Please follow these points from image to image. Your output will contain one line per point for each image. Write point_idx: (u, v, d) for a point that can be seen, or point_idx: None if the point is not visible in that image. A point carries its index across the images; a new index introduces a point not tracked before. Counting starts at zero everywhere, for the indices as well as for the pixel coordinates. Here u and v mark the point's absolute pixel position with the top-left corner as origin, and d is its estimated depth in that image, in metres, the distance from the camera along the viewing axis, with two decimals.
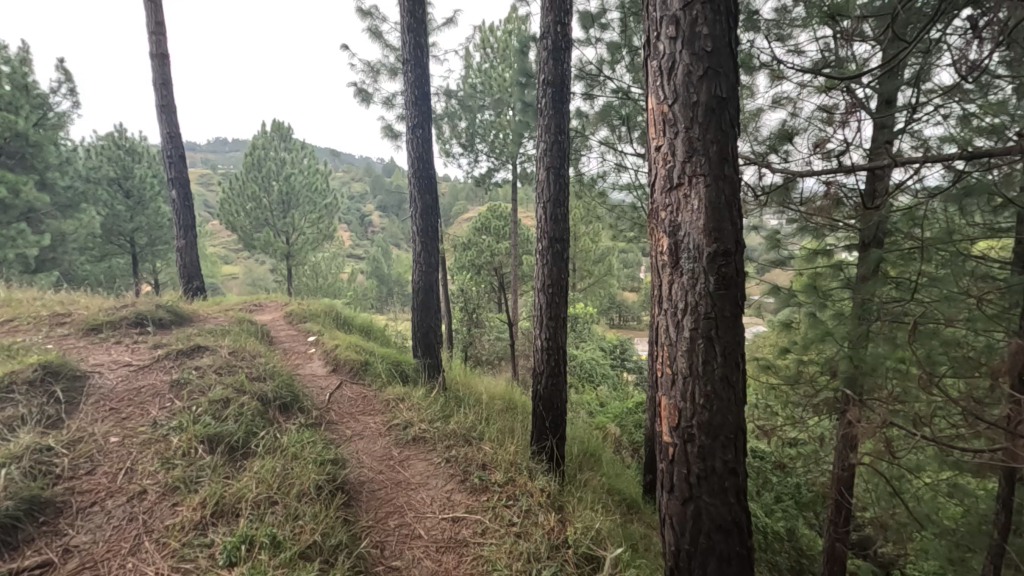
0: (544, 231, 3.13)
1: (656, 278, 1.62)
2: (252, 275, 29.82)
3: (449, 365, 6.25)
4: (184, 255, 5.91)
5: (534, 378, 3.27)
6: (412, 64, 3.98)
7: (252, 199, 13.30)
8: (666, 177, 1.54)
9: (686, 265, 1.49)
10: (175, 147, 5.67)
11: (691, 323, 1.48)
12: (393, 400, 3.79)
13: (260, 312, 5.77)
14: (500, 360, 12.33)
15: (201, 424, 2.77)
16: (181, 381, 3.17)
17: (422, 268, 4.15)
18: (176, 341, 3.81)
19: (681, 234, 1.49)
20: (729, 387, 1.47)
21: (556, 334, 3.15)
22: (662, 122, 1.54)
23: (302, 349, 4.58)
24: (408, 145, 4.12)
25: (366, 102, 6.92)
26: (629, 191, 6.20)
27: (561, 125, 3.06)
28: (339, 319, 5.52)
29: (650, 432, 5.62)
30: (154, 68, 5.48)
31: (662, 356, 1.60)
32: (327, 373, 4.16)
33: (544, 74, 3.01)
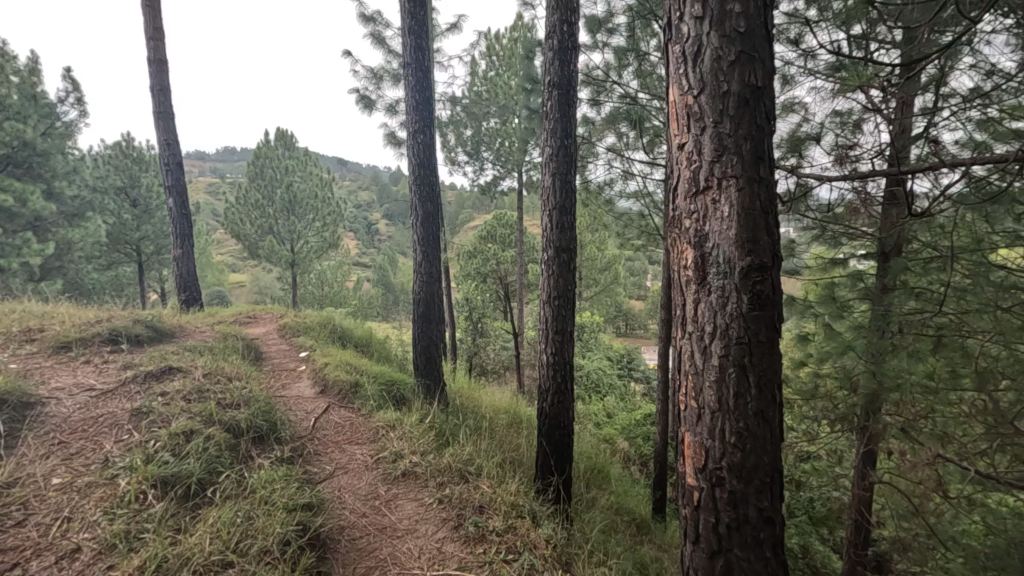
0: (550, 240, 2.99)
1: (679, 295, 1.48)
2: (259, 283, 29.88)
3: (451, 376, 6.12)
4: (182, 265, 5.83)
5: (540, 396, 3.12)
6: (413, 67, 3.88)
7: (257, 207, 13.32)
8: (691, 180, 1.40)
9: (714, 281, 1.35)
10: (173, 155, 5.60)
11: (723, 349, 1.34)
12: (382, 427, 3.50)
13: (252, 325, 5.62)
14: (506, 369, 12.26)
15: (157, 462, 2.50)
16: (143, 411, 2.93)
17: (423, 278, 4.04)
18: (149, 362, 3.62)
19: (709, 244, 1.35)
20: (765, 424, 1.32)
21: (563, 349, 3.01)
22: (686, 115, 1.41)
23: (291, 367, 4.41)
24: (409, 151, 4.01)
25: (368, 108, 6.83)
26: (636, 200, 6.11)
27: (568, 129, 2.93)
28: (334, 332, 5.35)
29: (659, 449, 5.44)
30: (151, 73, 5.42)
31: (686, 386, 1.46)
32: (315, 395, 3.95)
33: (549, 75, 2.89)
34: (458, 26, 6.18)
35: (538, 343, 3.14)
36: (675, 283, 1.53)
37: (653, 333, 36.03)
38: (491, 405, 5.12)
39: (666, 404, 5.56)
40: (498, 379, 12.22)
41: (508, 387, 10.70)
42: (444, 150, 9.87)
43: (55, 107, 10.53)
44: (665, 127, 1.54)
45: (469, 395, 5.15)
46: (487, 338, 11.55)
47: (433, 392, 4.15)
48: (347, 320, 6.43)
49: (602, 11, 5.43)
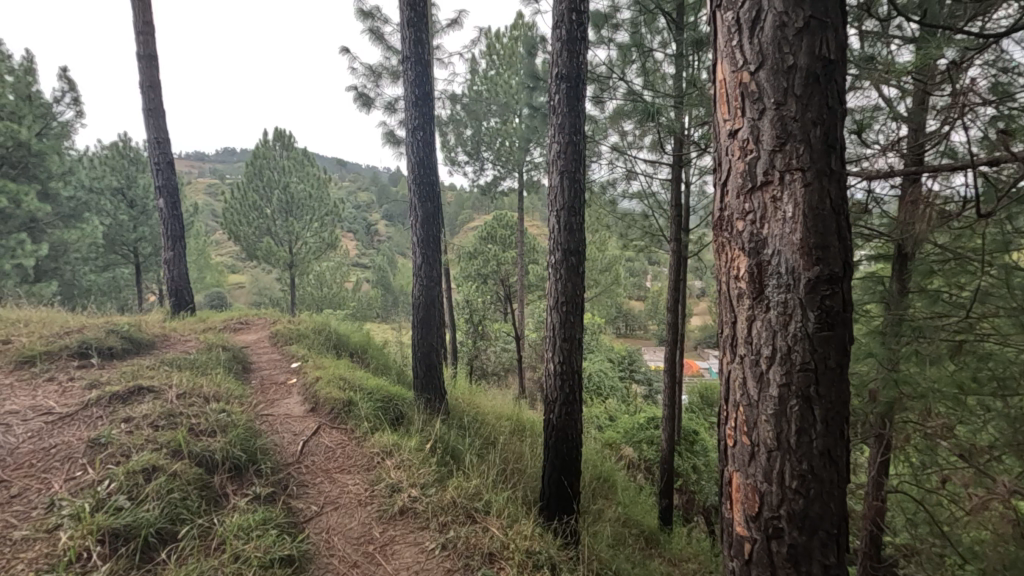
0: (558, 242, 2.84)
1: (728, 310, 1.34)
2: (258, 284, 29.73)
3: (452, 382, 5.95)
4: (173, 268, 5.69)
5: (546, 407, 2.96)
6: (412, 61, 3.73)
7: (255, 208, 13.17)
8: (747, 174, 1.26)
9: (774, 295, 1.21)
10: (163, 153, 5.45)
11: (782, 377, 1.20)
12: (377, 454, 3.15)
13: (242, 333, 5.38)
14: (506, 371, 12.14)
15: (109, 509, 2.11)
16: (101, 442, 2.53)
17: (422, 283, 3.90)
18: (119, 380, 3.30)
19: (768, 252, 1.21)
20: (831, 464, 1.19)
21: (571, 357, 2.87)
22: (742, 95, 1.26)
23: (281, 380, 4.11)
24: (407, 149, 3.87)
25: (367, 106, 6.68)
26: (639, 200, 6.07)
27: (576, 125, 2.78)
28: (328, 340, 5.12)
29: (665, 456, 5.29)
30: (141, 69, 5.27)
31: (736, 416, 1.32)
32: (304, 413, 3.59)
33: (557, 68, 2.75)
34: (460, 22, 6.03)
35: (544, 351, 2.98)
36: (721, 293, 1.40)
37: (653, 334, 35.95)
38: (491, 411, 4.95)
39: (672, 410, 5.43)
40: (499, 381, 12.09)
41: (509, 391, 10.51)
42: (444, 150, 9.71)
43: (50, 107, 10.37)
44: (713, 109, 1.40)
45: (469, 402, 4.96)
46: (488, 341, 11.41)
47: (432, 400, 4.00)
48: (341, 325, 6.23)
49: (605, 7, 5.34)
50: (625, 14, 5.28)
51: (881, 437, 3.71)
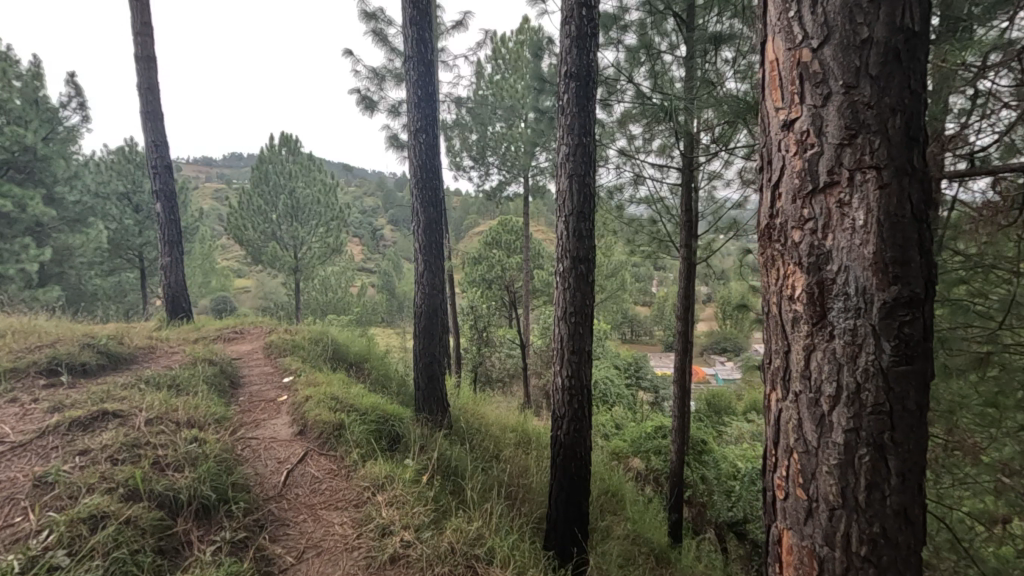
0: (566, 249, 2.72)
1: (783, 338, 1.21)
2: (264, 288, 29.77)
3: (455, 392, 5.78)
4: (170, 273, 5.60)
5: (554, 423, 2.83)
6: (415, 61, 3.63)
7: (259, 212, 13.11)
8: (808, 173, 1.13)
9: (839, 322, 1.07)
10: (160, 157, 5.37)
11: (847, 421, 1.07)
12: (369, 487, 2.77)
13: (235, 343, 5.13)
14: (511, 377, 11.97)
15: (43, 568, 1.77)
16: (48, 481, 2.20)
17: (425, 290, 3.80)
18: (86, 402, 2.96)
19: (833, 270, 1.08)
20: (906, 526, 1.05)
21: (580, 371, 2.74)
22: (802, 77, 1.14)
23: (270, 397, 3.76)
24: (411, 151, 3.76)
25: (370, 110, 6.58)
26: (648, 205, 5.91)
27: (586, 126, 2.66)
28: (326, 351, 4.92)
29: (677, 468, 5.16)
30: (139, 70, 5.20)
31: (789, 466, 1.19)
32: (291, 437, 3.24)
33: (566, 65, 2.63)
34: (465, 24, 5.93)
35: (552, 364, 2.85)
36: (770, 314, 1.27)
37: (659, 339, 35.76)
38: (496, 422, 4.82)
39: (681, 422, 5.29)
40: (504, 388, 11.93)
41: (513, 398, 10.37)
42: (449, 154, 9.65)
43: (56, 112, 10.37)
44: (762, 95, 1.28)
45: (473, 413, 4.82)
46: (493, 347, 11.25)
47: (435, 412, 3.88)
48: (342, 332, 6.09)
49: (613, 8, 5.23)
50: (633, 15, 5.17)
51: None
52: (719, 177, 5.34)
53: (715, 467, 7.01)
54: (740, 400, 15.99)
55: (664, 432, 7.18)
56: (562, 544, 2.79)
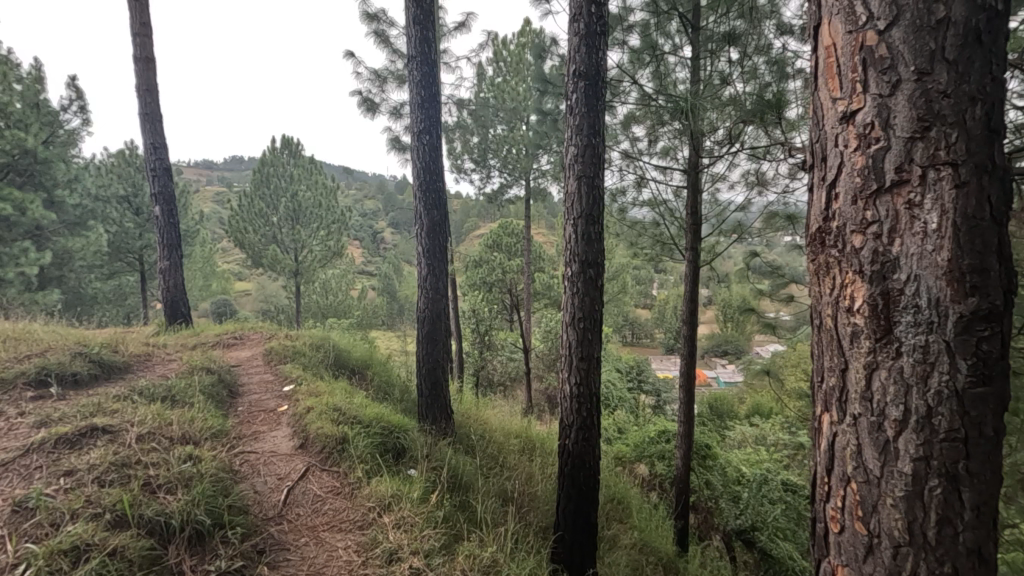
0: (574, 253, 2.66)
1: (841, 352, 1.14)
2: (264, 291, 29.69)
3: (458, 397, 5.70)
4: (168, 278, 5.54)
5: (562, 432, 2.76)
6: (418, 61, 3.57)
7: (260, 216, 13.06)
8: (872, 172, 1.06)
9: (910, 338, 1.00)
10: (159, 159, 5.32)
11: (917, 447, 1.00)
12: (376, 506, 2.61)
13: (234, 350, 5.03)
14: (513, 381, 11.89)
15: None
16: (29, 507, 2.04)
17: (428, 295, 3.73)
18: (74, 417, 2.84)
19: (903, 281, 1.01)
20: (982, 563, 0.99)
21: (590, 379, 2.67)
22: (865, 63, 1.07)
23: (269, 407, 3.66)
24: (413, 153, 3.70)
25: (372, 112, 6.53)
26: (651, 208, 5.83)
27: (595, 127, 2.60)
28: (327, 357, 4.84)
29: (680, 474, 5.24)
30: (138, 71, 5.15)
31: (845, 496, 1.12)
32: (292, 450, 3.10)
33: (575, 64, 2.57)
34: (468, 26, 5.88)
35: (560, 371, 2.79)
36: (822, 326, 1.21)
37: (660, 342, 35.65)
38: (500, 428, 4.75)
39: (687, 429, 5.21)
40: (505, 392, 11.84)
41: (515, 402, 10.29)
42: (451, 157, 9.57)
43: (57, 115, 10.32)
44: (815, 85, 1.22)
45: (477, 420, 4.74)
46: (494, 351, 11.17)
47: (439, 420, 3.81)
48: (342, 337, 6.00)
49: (616, 8, 5.16)
50: (636, 16, 5.12)
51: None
52: (723, 179, 5.27)
53: (721, 472, 6.93)
54: (742, 404, 15.90)
55: (668, 437, 7.10)
56: (572, 557, 2.73)
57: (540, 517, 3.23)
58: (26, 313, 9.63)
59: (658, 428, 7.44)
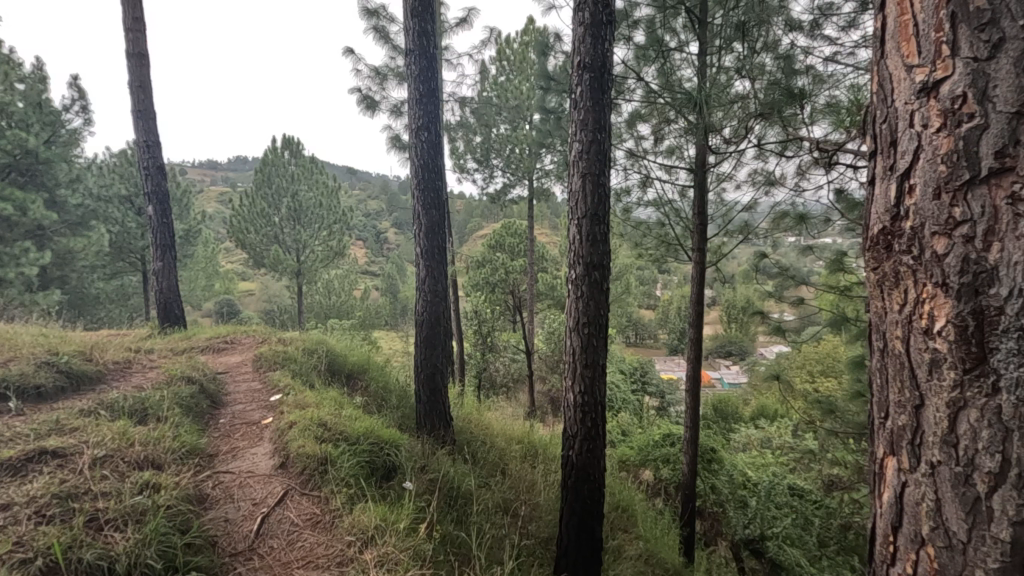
0: (578, 255, 2.55)
1: (919, 376, 0.98)
2: (267, 291, 29.70)
3: (458, 400, 5.59)
4: (162, 279, 5.46)
5: (566, 443, 2.65)
6: (416, 54, 3.46)
7: (262, 216, 12.98)
8: (960, 161, 0.88)
9: (1007, 367, 0.83)
10: (153, 157, 5.23)
11: (1016, 508, 0.81)
12: (358, 539, 2.27)
13: (225, 354, 4.90)
14: (516, 382, 11.79)
15: None
16: None
17: (428, 297, 3.63)
18: (26, 437, 2.56)
19: (1003, 296, 0.83)
20: None
21: (594, 387, 2.56)
22: (953, 22, 0.90)
23: (254, 419, 3.44)
24: (412, 151, 3.60)
25: (371, 110, 6.44)
26: (655, 208, 5.70)
27: (601, 121, 2.49)
28: (323, 361, 4.74)
29: (686, 481, 5.13)
30: (131, 67, 5.07)
31: (921, 551, 0.97)
32: (271, 471, 2.81)
33: (579, 56, 2.46)
34: (469, 22, 5.78)
35: (564, 379, 2.68)
36: (890, 350, 1.07)
37: (664, 343, 35.51)
38: (501, 434, 4.64)
39: (693, 434, 5.08)
40: (508, 393, 11.74)
41: (518, 404, 10.18)
42: (453, 157, 9.47)
43: (58, 114, 10.27)
44: (884, 51, 1.07)
45: (477, 425, 4.63)
46: (497, 353, 11.07)
47: (437, 427, 3.71)
48: (340, 340, 5.89)
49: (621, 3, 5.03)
50: (641, 12, 5.00)
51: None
52: (729, 179, 5.18)
53: (727, 476, 6.81)
54: (747, 406, 15.78)
55: (672, 440, 6.99)
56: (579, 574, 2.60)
57: (541, 528, 3.13)
58: (27, 313, 9.57)
59: (662, 432, 7.31)
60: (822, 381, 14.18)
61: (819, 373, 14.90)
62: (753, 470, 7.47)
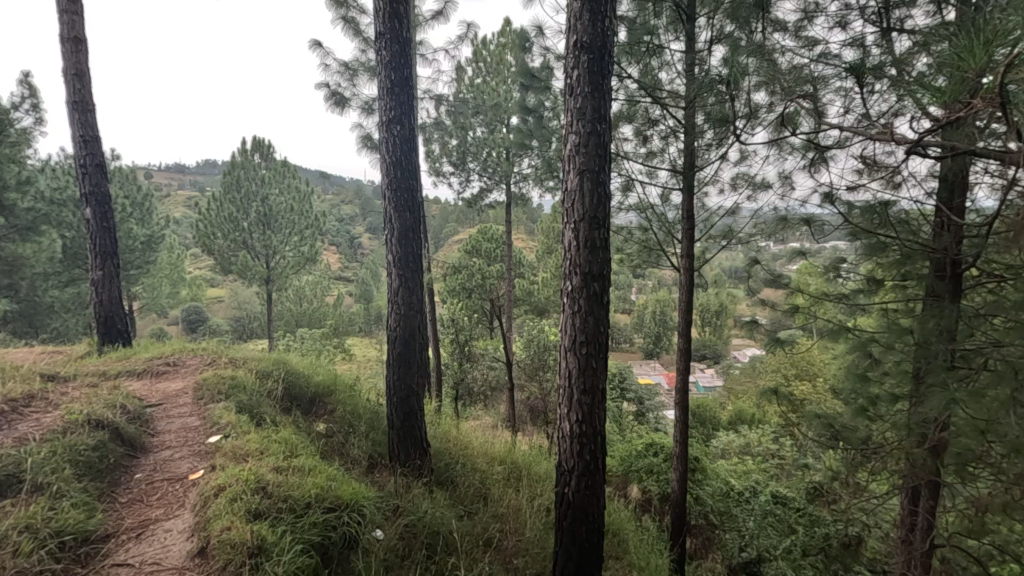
0: (576, 264, 2.28)
1: None
2: (238, 297, 28.77)
3: (434, 416, 5.26)
4: (102, 290, 5.05)
5: (560, 479, 2.39)
6: (388, 38, 3.16)
7: (229, 220, 12.42)
8: None
9: None
10: (90, 154, 4.81)
11: None
12: None
13: (176, 375, 4.47)
14: (493, 390, 11.47)
15: None
16: None
17: (401, 311, 3.32)
18: None
19: None
20: None
21: (593, 417, 2.30)
22: None
23: (178, 475, 2.83)
24: (383, 147, 3.29)
25: (341, 107, 6.09)
26: (637, 213, 5.47)
27: (601, 110, 2.23)
28: (286, 383, 4.37)
29: (677, 497, 4.91)
30: (66, 53, 4.65)
31: None
32: (185, 561, 2.12)
33: (577, 35, 2.20)
34: (443, 14, 5.50)
35: (558, 404, 2.42)
36: None
37: (640, 347, 35.64)
38: (482, 453, 4.33)
39: (683, 448, 4.84)
40: (485, 403, 11.40)
41: (497, 416, 9.84)
42: (429, 160, 9.14)
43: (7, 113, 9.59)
44: None
45: (456, 445, 4.31)
46: (475, 362, 10.74)
47: (412, 457, 3.39)
48: (305, 356, 5.50)
49: None
50: (623, 9, 4.80)
51: (935, 447, 3.42)
52: (712, 183, 5.04)
53: (713, 488, 6.62)
54: (724, 410, 15.81)
55: (655, 450, 6.79)
56: None
57: (531, 563, 2.84)
58: None
59: (645, 441, 7.11)
60: (796, 383, 14.32)
61: (794, 376, 15.05)
62: (737, 478, 7.32)
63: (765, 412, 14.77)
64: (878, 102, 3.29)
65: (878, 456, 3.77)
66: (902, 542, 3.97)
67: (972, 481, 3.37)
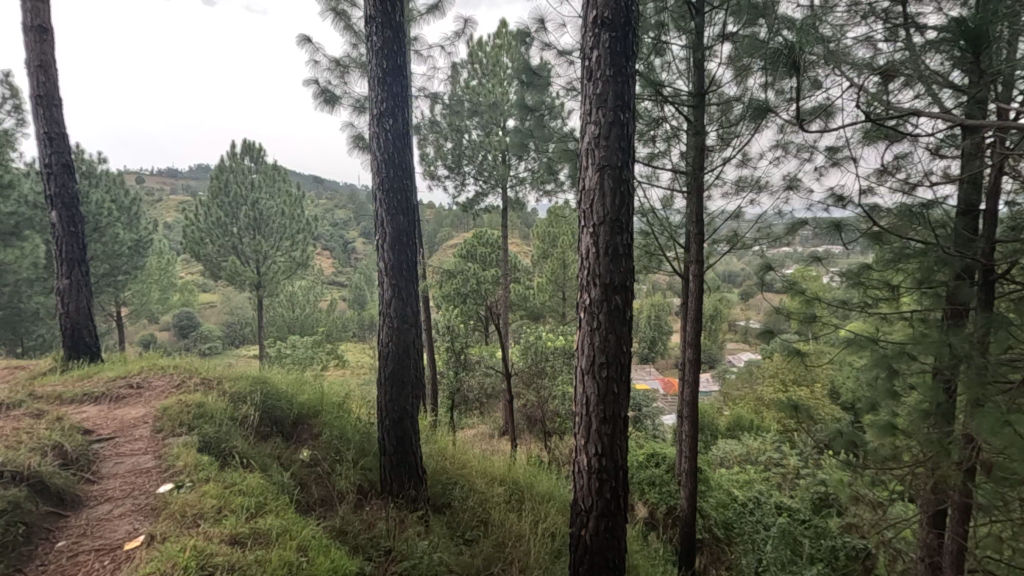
0: (594, 273, 2.04)
1: None
2: (230, 302, 28.39)
3: (428, 430, 5.00)
4: (69, 299, 4.81)
5: (577, 520, 2.15)
6: (379, 22, 2.92)
7: (217, 225, 12.13)
8: None
9: None
10: (56, 153, 4.56)
11: None
12: None
13: (150, 393, 4.21)
14: (489, 398, 11.21)
15: None
16: None
17: (394, 322, 3.08)
18: None
19: None
20: None
21: (614, 449, 2.08)
22: None
23: (112, 544, 2.41)
24: (374, 143, 3.03)
25: (330, 105, 5.84)
26: (638, 216, 5.24)
27: (623, 96, 2.01)
28: (268, 402, 4.12)
29: (686, 517, 4.65)
30: (30, 44, 4.39)
31: None
32: None
33: (597, 11, 1.97)
34: (437, 7, 5.28)
35: (573, 433, 2.18)
36: None
37: None
38: (480, 471, 4.08)
39: (692, 467, 4.59)
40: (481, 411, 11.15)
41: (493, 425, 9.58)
42: (424, 163, 8.93)
43: None
44: None
45: (454, 463, 4.04)
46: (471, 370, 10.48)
47: (406, 486, 3.15)
48: (291, 369, 5.23)
49: None
50: None
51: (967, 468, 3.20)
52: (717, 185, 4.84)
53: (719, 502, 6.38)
54: (722, 416, 15.61)
55: (657, 461, 6.56)
56: None
57: None
58: None
59: (647, 452, 6.87)
60: (796, 390, 14.16)
61: (793, 382, 14.89)
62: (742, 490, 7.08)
63: (765, 418, 14.61)
64: (896, 96, 3.04)
65: (903, 476, 3.54)
66: (927, 566, 3.74)
67: (1007, 505, 3.14)
